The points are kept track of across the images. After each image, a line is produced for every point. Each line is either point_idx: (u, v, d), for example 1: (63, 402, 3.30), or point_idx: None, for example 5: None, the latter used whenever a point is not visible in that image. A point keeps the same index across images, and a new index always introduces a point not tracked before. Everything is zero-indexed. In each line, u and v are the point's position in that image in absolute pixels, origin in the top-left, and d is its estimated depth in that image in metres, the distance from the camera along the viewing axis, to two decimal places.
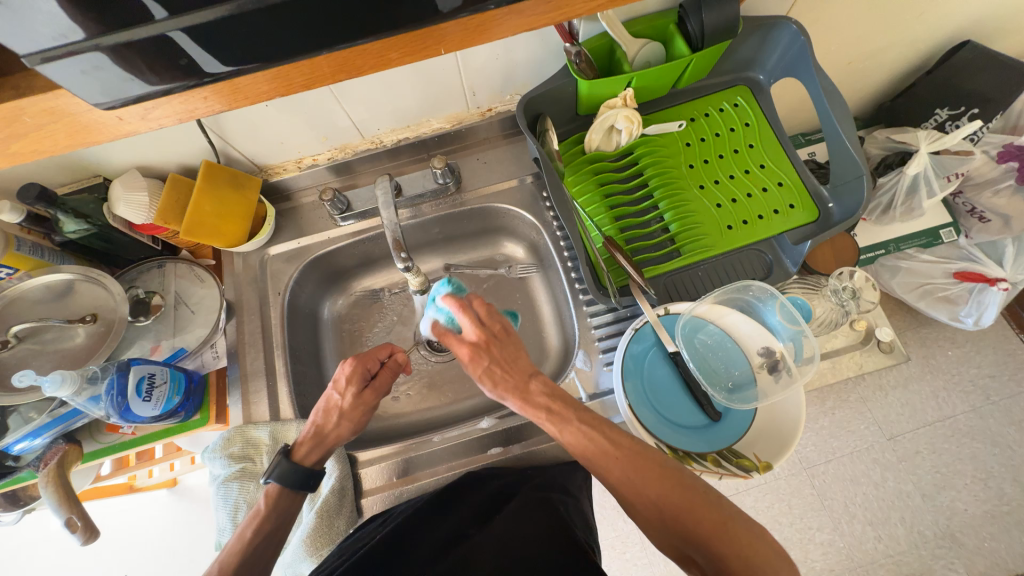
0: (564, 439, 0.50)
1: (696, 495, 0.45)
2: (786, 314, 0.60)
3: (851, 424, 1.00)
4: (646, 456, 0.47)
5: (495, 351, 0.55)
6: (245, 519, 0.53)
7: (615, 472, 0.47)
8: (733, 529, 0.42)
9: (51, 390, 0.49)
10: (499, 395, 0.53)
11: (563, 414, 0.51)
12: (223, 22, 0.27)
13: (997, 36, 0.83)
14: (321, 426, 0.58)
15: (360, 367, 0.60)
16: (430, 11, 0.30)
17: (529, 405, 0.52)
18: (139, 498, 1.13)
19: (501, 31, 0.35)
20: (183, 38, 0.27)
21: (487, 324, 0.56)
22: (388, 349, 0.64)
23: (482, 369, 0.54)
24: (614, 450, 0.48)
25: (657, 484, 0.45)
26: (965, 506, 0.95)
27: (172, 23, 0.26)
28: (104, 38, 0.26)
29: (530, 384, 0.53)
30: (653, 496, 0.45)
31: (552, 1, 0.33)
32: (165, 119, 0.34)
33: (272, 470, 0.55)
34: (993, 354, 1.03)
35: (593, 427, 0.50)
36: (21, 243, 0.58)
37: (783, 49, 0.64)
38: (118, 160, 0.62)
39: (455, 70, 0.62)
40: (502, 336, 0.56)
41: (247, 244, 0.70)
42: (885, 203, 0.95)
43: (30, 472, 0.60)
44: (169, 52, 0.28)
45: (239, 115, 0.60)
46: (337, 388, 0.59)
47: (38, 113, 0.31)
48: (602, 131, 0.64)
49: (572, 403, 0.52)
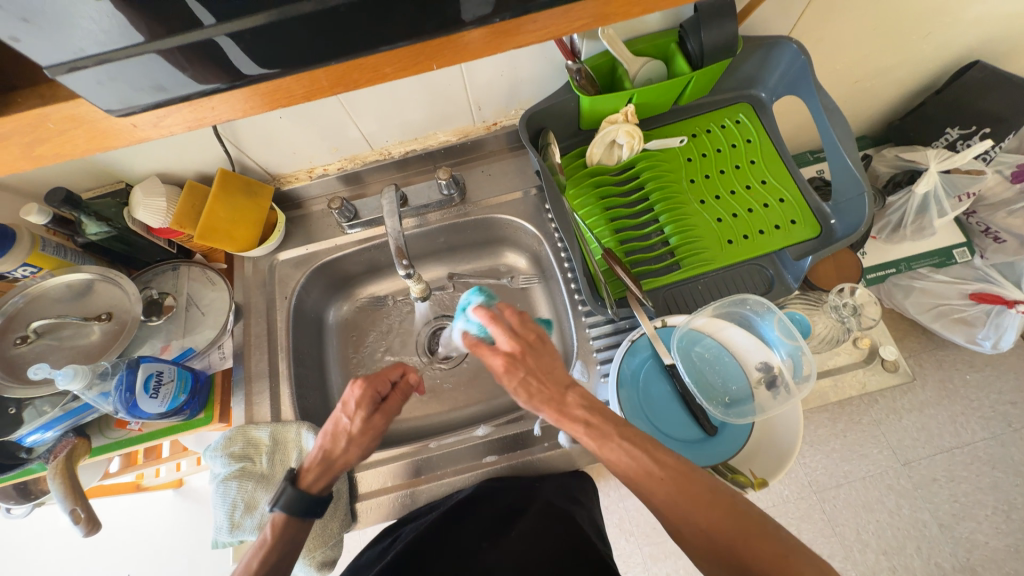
0: (603, 456, 0.47)
1: (748, 521, 0.42)
2: (784, 329, 0.59)
3: (863, 448, 0.97)
4: (692, 478, 0.44)
5: (531, 361, 0.51)
6: (249, 550, 0.52)
7: (664, 496, 0.44)
8: (798, 565, 0.39)
9: (64, 382, 0.51)
10: (534, 407, 0.50)
11: (603, 430, 0.48)
12: (264, 29, 0.29)
13: (1009, 56, 0.83)
14: (329, 451, 0.57)
15: (371, 390, 0.58)
16: (454, 19, 0.32)
17: (566, 419, 0.48)
18: (145, 498, 1.15)
19: (525, 38, 0.36)
20: (227, 43, 0.30)
21: (522, 332, 0.52)
22: (401, 369, 0.63)
23: (515, 381, 0.50)
24: (659, 471, 0.45)
25: (708, 510, 0.42)
26: (985, 538, 0.91)
27: (216, 30, 0.29)
28: (150, 44, 0.29)
29: (567, 397, 0.50)
30: (703, 522, 0.42)
31: (539, 22, 0.34)
32: (176, 127, 0.36)
33: (280, 498, 0.54)
34: (1014, 380, 1.00)
35: (635, 444, 0.46)
36: (45, 243, 0.61)
37: (784, 68, 0.65)
38: (140, 167, 0.65)
39: (462, 85, 0.65)
40: (538, 345, 0.52)
41: (258, 249, 0.72)
42: (894, 222, 0.93)
43: (40, 465, 0.62)
44: (175, 65, 0.30)
45: (255, 125, 0.62)
46: (346, 411, 0.58)
47: (60, 119, 0.33)
48: (604, 145, 0.65)
49: (611, 417, 0.49)
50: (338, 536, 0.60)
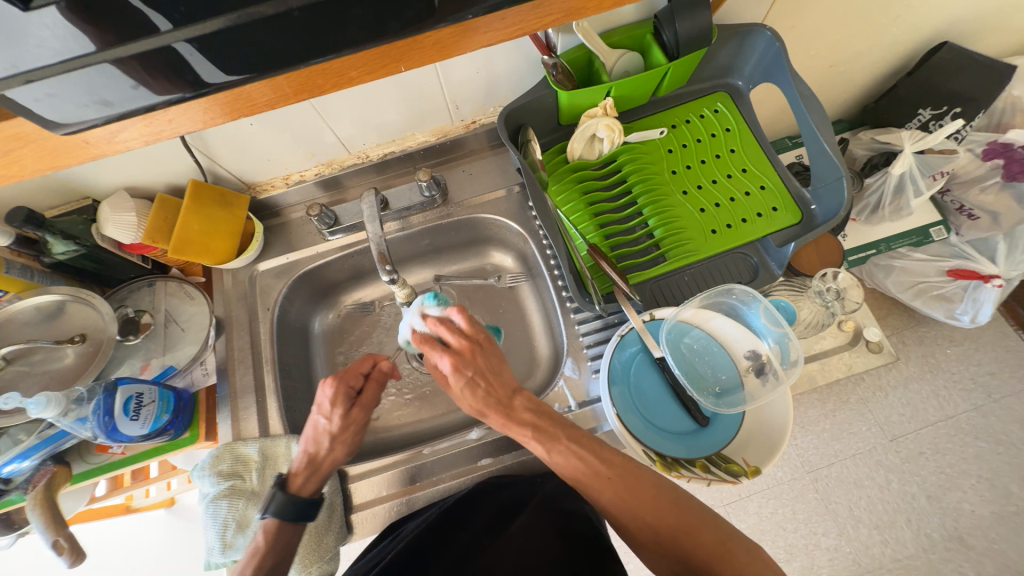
0: (552, 461, 0.49)
1: (689, 514, 0.46)
2: (770, 316, 0.60)
3: (852, 426, 0.99)
4: (639, 477, 0.48)
5: (480, 361, 0.52)
6: (244, 558, 0.51)
7: (608, 493, 0.47)
8: (732, 551, 0.43)
9: (37, 412, 0.49)
10: (481, 410, 0.52)
11: (549, 433, 0.50)
12: (224, 34, 0.28)
13: (976, 36, 0.84)
14: (314, 454, 0.57)
15: (342, 387, 0.58)
16: (435, 13, 0.31)
17: (514, 423, 0.50)
18: (137, 519, 1.12)
19: (472, 44, 0.36)
20: (187, 49, 0.28)
21: (471, 332, 0.53)
22: (371, 360, 0.62)
23: (464, 383, 0.51)
24: (606, 472, 0.48)
25: (654, 506, 0.46)
26: (971, 507, 0.94)
27: (176, 35, 0.28)
28: (102, 52, 0.27)
29: (514, 401, 0.51)
30: (648, 516, 0.46)
31: (460, 27, 0.33)
32: (134, 141, 0.35)
33: (270, 505, 0.53)
34: (992, 351, 1.03)
35: (581, 446, 0.49)
36: (9, 266, 0.58)
37: (759, 56, 0.65)
38: (106, 182, 0.63)
39: (437, 83, 0.63)
40: (488, 345, 0.53)
41: (237, 260, 0.71)
42: (872, 203, 0.94)
43: (19, 495, 0.60)
44: (119, 79, 0.29)
45: (225, 133, 0.61)
46: (321, 412, 0.57)
47: (4, 139, 0.31)
48: (584, 140, 0.64)
49: (558, 421, 0.51)
50: (335, 550, 0.59)
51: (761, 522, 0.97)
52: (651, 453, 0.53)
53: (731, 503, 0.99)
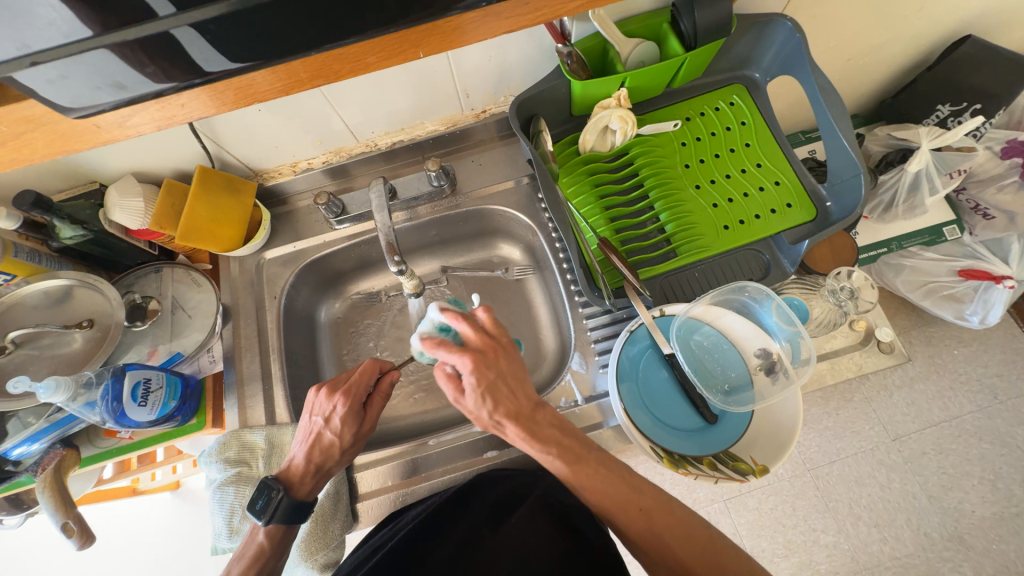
0: (575, 479, 0.48)
1: (716, 551, 0.46)
2: (783, 315, 0.59)
3: (855, 425, 0.99)
4: (670, 510, 0.48)
5: (503, 364, 0.49)
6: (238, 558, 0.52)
7: (639, 530, 0.47)
8: None
9: (46, 396, 0.50)
10: (499, 419, 0.49)
11: (574, 453, 0.49)
12: (230, 19, 0.27)
13: (1001, 29, 0.82)
14: (321, 463, 0.56)
15: (353, 404, 0.57)
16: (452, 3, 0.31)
17: (538, 439, 0.49)
18: (143, 502, 1.14)
19: (480, 33, 0.35)
20: (191, 34, 0.28)
21: (491, 330, 0.51)
22: (378, 368, 0.60)
23: (485, 385, 0.48)
24: (637, 501, 0.48)
25: (682, 538, 0.46)
26: (972, 507, 0.94)
27: (180, 19, 0.27)
28: (105, 36, 0.27)
29: (536, 415, 0.50)
30: (676, 549, 0.46)
31: (473, 15, 0.33)
32: (143, 126, 0.35)
33: (273, 513, 0.53)
34: (999, 353, 1.02)
35: (607, 468, 0.49)
36: (17, 249, 0.58)
37: (778, 47, 0.63)
38: (113, 167, 0.62)
39: (448, 71, 0.62)
40: (509, 348, 0.51)
41: (243, 247, 0.70)
42: (886, 201, 0.92)
43: (28, 477, 0.60)
44: (129, 62, 0.28)
45: (232, 119, 0.60)
46: (330, 427, 0.56)
47: (13, 122, 0.31)
48: (597, 132, 0.64)
49: (582, 440, 0.51)
50: (340, 538, 0.59)
51: (761, 518, 0.98)
52: (658, 449, 0.53)
53: (731, 498, 1.00)
